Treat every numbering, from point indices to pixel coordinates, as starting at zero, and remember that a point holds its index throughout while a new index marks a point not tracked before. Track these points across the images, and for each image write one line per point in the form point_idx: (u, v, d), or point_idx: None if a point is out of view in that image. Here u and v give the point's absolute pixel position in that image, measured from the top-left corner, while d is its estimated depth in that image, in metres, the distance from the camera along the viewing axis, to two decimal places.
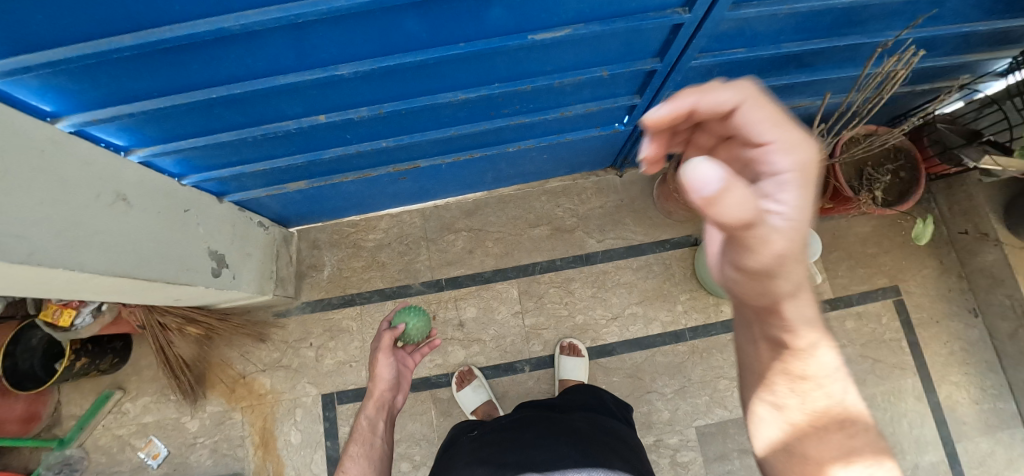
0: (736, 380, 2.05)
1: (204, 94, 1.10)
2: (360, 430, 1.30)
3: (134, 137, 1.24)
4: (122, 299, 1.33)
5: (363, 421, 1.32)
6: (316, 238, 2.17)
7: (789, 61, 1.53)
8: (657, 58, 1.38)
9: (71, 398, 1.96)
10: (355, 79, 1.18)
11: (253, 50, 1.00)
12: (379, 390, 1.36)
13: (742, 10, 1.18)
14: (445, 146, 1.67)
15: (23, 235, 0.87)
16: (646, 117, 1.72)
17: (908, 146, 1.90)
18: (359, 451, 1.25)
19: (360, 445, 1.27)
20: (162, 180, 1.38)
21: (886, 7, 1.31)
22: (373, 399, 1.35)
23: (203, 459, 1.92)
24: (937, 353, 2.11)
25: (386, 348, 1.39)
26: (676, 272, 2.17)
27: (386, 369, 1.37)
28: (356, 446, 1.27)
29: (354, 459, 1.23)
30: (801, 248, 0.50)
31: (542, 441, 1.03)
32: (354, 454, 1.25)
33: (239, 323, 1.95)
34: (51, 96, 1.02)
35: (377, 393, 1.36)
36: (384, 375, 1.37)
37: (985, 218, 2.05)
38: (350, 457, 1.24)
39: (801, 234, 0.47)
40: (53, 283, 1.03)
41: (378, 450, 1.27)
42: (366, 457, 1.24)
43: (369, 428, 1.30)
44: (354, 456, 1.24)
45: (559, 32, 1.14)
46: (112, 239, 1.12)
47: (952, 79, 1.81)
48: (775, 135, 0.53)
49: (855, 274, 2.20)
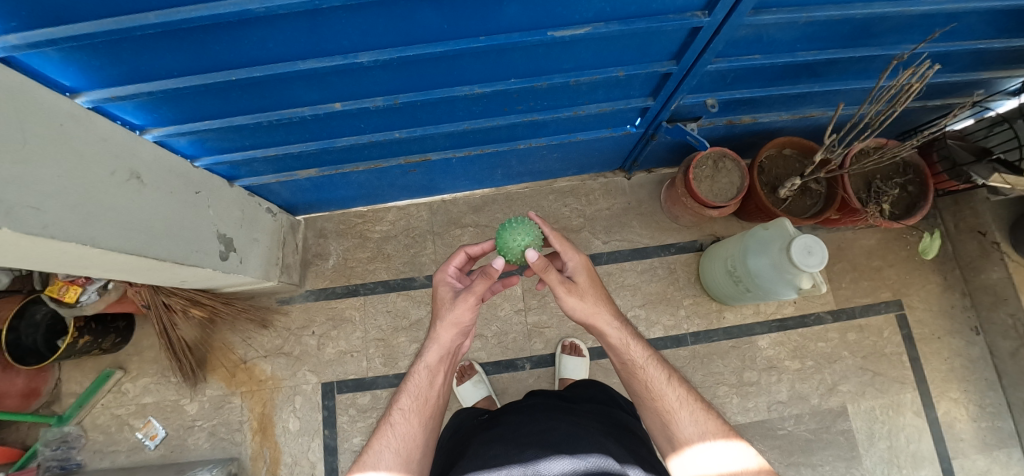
0: (736, 387, 2.05)
1: (223, 76, 1.11)
2: (416, 378, 1.11)
3: (149, 116, 1.25)
4: (130, 277, 1.33)
5: (421, 368, 1.13)
6: (323, 228, 2.17)
7: (803, 70, 1.54)
8: (672, 60, 1.39)
9: (71, 375, 1.97)
10: (374, 67, 1.18)
11: (275, 34, 1.01)
12: (448, 337, 1.14)
13: (761, 16, 1.18)
14: (457, 140, 1.68)
15: (38, 207, 0.87)
16: (658, 120, 1.72)
17: (917, 161, 1.90)
18: (410, 406, 1.07)
19: (412, 398, 1.08)
20: (175, 161, 1.39)
21: (903, 20, 1.32)
22: (438, 346, 1.14)
23: (200, 442, 1.92)
24: (938, 368, 2.11)
25: (475, 294, 1.13)
26: (680, 277, 2.17)
27: (464, 314, 1.14)
28: (407, 399, 1.08)
29: (405, 413, 1.05)
30: (589, 285, 1.19)
31: (557, 425, 1.03)
32: (405, 407, 1.07)
33: (243, 307, 1.94)
34: (72, 71, 1.03)
35: (444, 341, 1.14)
36: (458, 321, 1.14)
37: (991, 235, 2.05)
38: (399, 407, 1.07)
39: (589, 310, 1.16)
40: (64, 257, 1.03)
41: (431, 406, 1.08)
42: (419, 415, 1.06)
43: (427, 379, 1.11)
44: (405, 410, 1.06)
45: (579, 29, 1.14)
46: (124, 216, 1.13)
47: (966, 95, 1.84)
48: (583, 269, 1.21)
49: (858, 286, 2.20)
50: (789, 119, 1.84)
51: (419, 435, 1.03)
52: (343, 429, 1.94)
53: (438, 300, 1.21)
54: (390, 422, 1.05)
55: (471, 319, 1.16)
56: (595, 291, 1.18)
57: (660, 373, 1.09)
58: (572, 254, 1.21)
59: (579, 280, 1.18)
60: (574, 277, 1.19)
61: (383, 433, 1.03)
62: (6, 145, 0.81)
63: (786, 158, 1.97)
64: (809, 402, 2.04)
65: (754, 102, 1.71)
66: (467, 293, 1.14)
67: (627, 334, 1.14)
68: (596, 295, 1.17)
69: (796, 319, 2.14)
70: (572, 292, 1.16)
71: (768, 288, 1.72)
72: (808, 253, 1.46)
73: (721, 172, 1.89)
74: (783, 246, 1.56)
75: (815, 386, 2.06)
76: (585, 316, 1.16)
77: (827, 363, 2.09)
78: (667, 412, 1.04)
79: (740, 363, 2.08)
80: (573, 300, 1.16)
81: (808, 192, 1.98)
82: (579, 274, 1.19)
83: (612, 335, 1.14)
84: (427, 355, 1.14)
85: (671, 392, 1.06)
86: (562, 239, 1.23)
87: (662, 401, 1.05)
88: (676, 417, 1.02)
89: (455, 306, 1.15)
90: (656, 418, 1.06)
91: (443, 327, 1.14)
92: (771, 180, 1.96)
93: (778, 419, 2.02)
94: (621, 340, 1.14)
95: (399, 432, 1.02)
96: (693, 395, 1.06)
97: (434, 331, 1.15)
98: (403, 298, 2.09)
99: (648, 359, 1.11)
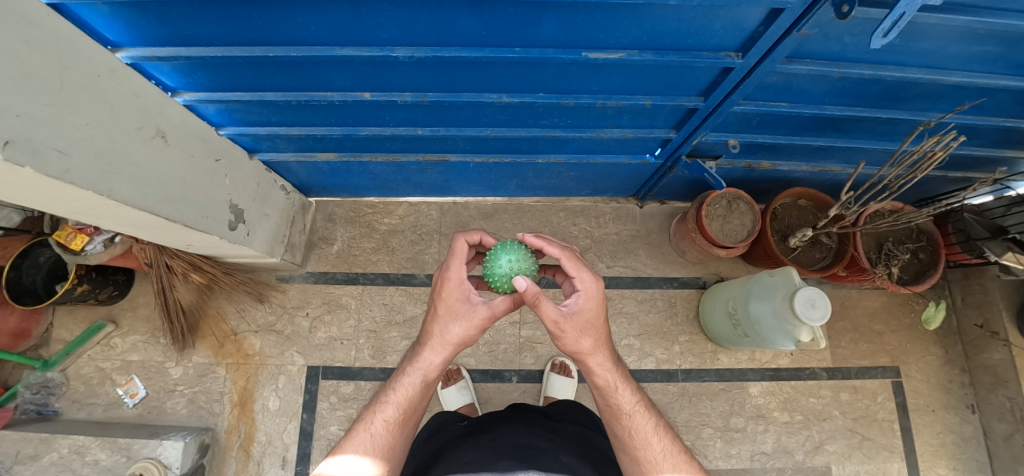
0: (720, 431, 2.01)
1: (262, 51, 1.13)
2: (405, 390, 1.07)
3: (184, 79, 1.27)
4: (138, 233, 1.35)
5: (414, 379, 1.07)
6: (333, 212, 2.19)
7: (828, 124, 1.55)
8: (701, 96, 1.40)
9: (63, 322, 1.98)
10: (408, 63, 1.20)
11: (319, 18, 1.03)
12: (447, 356, 1.07)
13: (793, 65, 1.19)
14: (477, 145, 1.69)
15: (62, 152, 0.88)
16: (678, 153, 1.73)
17: (931, 229, 1.89)
18: (394, 417, 1.04)
19: (398, 410, 1.05)
20: (201, 127, 1.41)
21: (933, 89, 1.33)
22: (438, 362, 1.07)
23: (179, 407, 1.91)
24: (929, 442, 2.06)
25: (492, 317, 1.04)
26: (679, 311, 2.16)
27: (472, 335, 1.06)
28: (393, 410, 1.05)
29: (388, 424, 1.03)
30: (598, 317, 1.04)
31: (535, 443, 1.02)
32: (388, 417, 1.04)
33: (242, 280, 1.94)
34: (117, 26, 1.05)
35: (446, 357, 1.07)
36: (463, 339, 1.06)
37: (997, 314, 2.02)
38: (383, 416, 1.04)
39: (586, 349, 1.06)
40: (79, 204, 1.04)
41: (415, 418, 1.08)
42: (401, 427, 1.04)
43: (417, 393, 1.07)
44: (388, 420, 1.04)
45: (614, 54, 1.16)
46: (144, 173, 1.14)
47: (987, 172, 1.85)
48: (591, 301, 1.01)
49: (857, 347, 2.17)
50: (808, 170, 1.85)
51: (396, 446, 1.03)
52: (322, 416, 1.92)
53: (447, 305, 1.04)
54: (369, 429, 1.02)
55: (473, 339, 1.09)
56: (598, 329, 1.05)
57: (646, 422, 1.07)
58: (586, 279, 1.00)
59: (584, 317, 1.01)
60: (583, 310, 1.01)
61: (358, 438, 1.01)
62: (39, 85, 0.82)
63: (800, 209, 1.97)
64: (793, 457, 2.00)
65: (775, 148, 1.71)
66: (484, 314, 1.03)
67: (617, 377, 1.10)
68: (596, 334, 1.05)
69: (791, 371, 2.12)
70: (570, 331, 1.03)
71: (767, 336, 1.70)
72: (812, 306, 1.45)
73: (734, 213, 1.89)
74: (788, 295, 1.54)
75: (801, 442, 2.02)
76: (580, 352, 1.06)
77: (817, 420, 2.06)
78: (648, 462, 1.03)
79: (728, 407, 2.05)
80: (570, 337, 1.03)
81: (818, 244, 1.96)
82: (585, 305, 1.01)
83: (601, 376, 1.08)
84: (426, 367, 1.07)
85: (655, 443, 1.05)
86: (576, 259, 1.02)
87: (646, 450, 1.04)
88: (657, 469, 1.02)
89: (465, 324, 1.04)
90: (634, 465, 1.06)
91: (447, 342, 1.06)
92: (783, 228, 1.96)
93: (758, 469, 1.97)
94: (613, 382, 1.09)
95: (377, 442, 1.01)
96: (677, 446, 1.07)
97: (437, 345, 1.06)
98: (401, 293, 2.09)
99: (636, 405, 1.09)
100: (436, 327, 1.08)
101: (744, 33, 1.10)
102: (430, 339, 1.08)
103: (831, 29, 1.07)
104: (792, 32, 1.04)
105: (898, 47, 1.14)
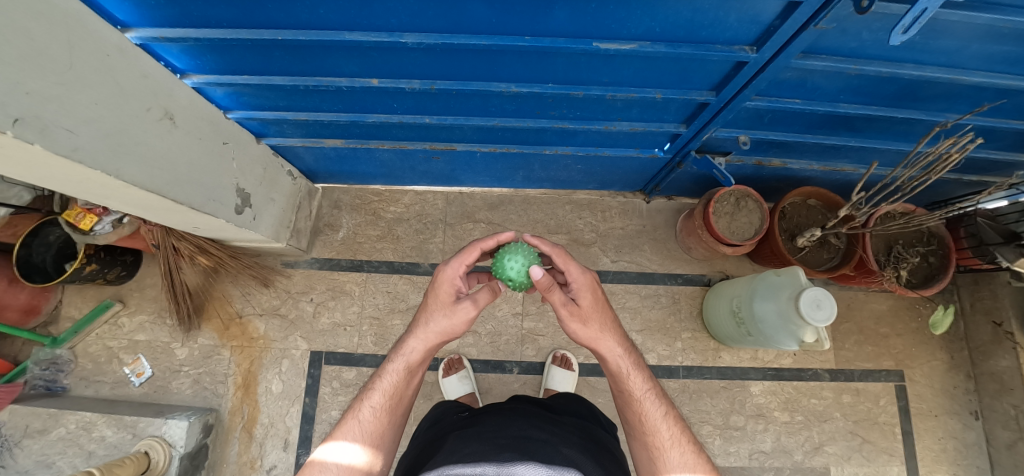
0: (719, 428, 2.01)
1: (270, 34, 1.12)
2: (391, 376, 1.07)
3: (192, 62, 1.27)
4: (145, 214, 1.36)
5: (399, 367, 1.08)
6: (339, 199, 2.19)
7: (841, 123, 1.52)
8: (712, 91, 1.38)
9: (71, 300, 2.01)
10: (416, 50, 1.19)
11: (327, 2, 1.02)
12: (433, 344, 1.09)
13: (809, 60, 1.17)
14: (485, 135, 1.68)
15: (70, 130, 0.88)
16: (686, 148, 1.71)
17: (943, 232, 1.86)
18: (380, 404, 1.04)
19: (385, 397, 1.05)
20: (209, 110, 1.41)
21: (953, 88, 1.30)
22: (422, 349, 1.08)
23: (183, 387, 1.94)
24: (930, 447, 2.05)
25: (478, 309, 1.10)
26: (683, 308, 2.15)
27: (457, 326, 1.09)
28: (379, 397, 1.05)
29: (374, 411, 1.03)
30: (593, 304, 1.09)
31: (535, 434, 1.02)
32: (375, 404, 1.04)
33: (247, 264, 1.96)
34: (127, 6, 1.05)
35: (430, 345, 1.09)
36: (449, 331, 1.09)
37: (1006, 321, 1.99)
38: (370, 403, 1.04)
39: (594, 334, 1.10)
40: (86, 183, 1.05)
41: (402, 405, 1.08)
42: (388, 414, 1.04)
43: (403, 379, 1.07)
44: (375, 408, 1.03)
45: (626, 44, 1.14)
46: (151, 153, 1.14)
47: (1004, 175, 1.81)
48: (586, 290, 1.08)
49: (861, 350, 2.16)
50: (819, 169, 1.82)
51: (384, 433, 1.02)
52: (324, 400, 1.94)
53: (437, 296, 1.08)
54: (357, 417, 1.02)
55: (458, 332, 1.11)
56: (599, 314, 1.10)
57: (656, 410, 1.06)
58: (576, 270, 1.08)
59: (583, 305, 1.08)
60: (578, 300, 1.08)
61: (347, 426, 1.01)
62: (49, 64, 0.82)
63: (809, 208, 1.95)
64: (792, 457, 2.00)
65: (787, 146, 1.68)
66: (470, 306, 1.08)
67: (630, 364, 1.10)
68: (601, 321, 1.10)
69: (793, 371, 2.11)
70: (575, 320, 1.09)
71: (769, 335, 1.69)
72: (818, 306, 1.43)
73: (742, 211, 1.87)
74: (793, 295, 1.53)
75: (800, 442, 2.02)
76: (588, 340, 1.11)
77: (817, 421, 2.05)
78: (657, 448, 1.03)
79: (728, 405, 2.04)
80: (575, 327, 1.10)
81: (826, 245, 1.94)
82: (581, 295, 1.08)
83: (613, 361, 1.10)
84: (409, 354, 1.08)
85: (664, 430, 1.04)
86: (566, 254, 1.10)
87: (654, 436, 1.04)
88: (665, 455, 1.01)
89: (454, 313, 1.08)
90: (644, 451, 1.06)
91: (433, 332, 1.08)
92: (791, 227, 1.94)
93: (756, 468, 1.98)
94: (625, 369, 1.10)
95: (364, 429, 1.00)
96: (685, 436, 1.05)
97: (422, 332, 1.08)
98: (405, 281, 2.10)
99: (647, 392, 1.08)
100: (424, 316, 1.10)
101: (759, 26, 1.08)
102: (417, 327, 1.10)
103: (850, 24, 1.04)
104: (808, 26, 1.02)
105: (918, 45, 1.12)
